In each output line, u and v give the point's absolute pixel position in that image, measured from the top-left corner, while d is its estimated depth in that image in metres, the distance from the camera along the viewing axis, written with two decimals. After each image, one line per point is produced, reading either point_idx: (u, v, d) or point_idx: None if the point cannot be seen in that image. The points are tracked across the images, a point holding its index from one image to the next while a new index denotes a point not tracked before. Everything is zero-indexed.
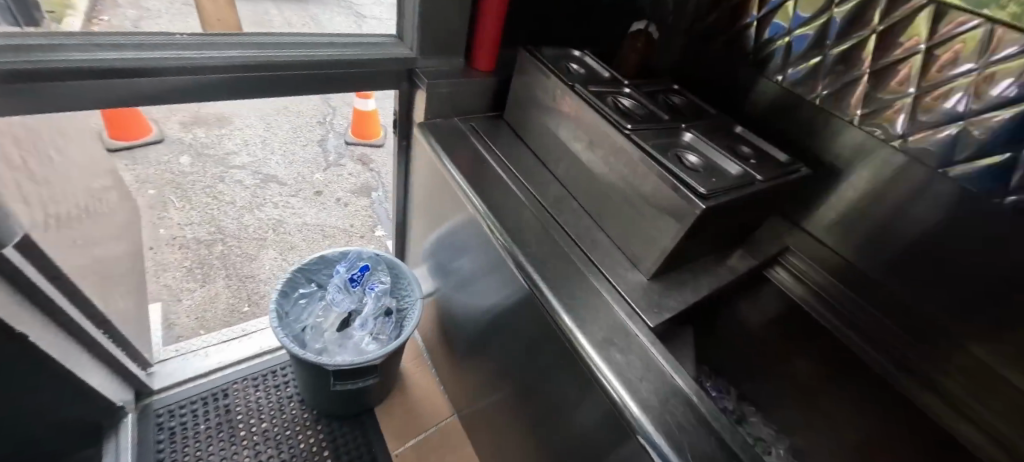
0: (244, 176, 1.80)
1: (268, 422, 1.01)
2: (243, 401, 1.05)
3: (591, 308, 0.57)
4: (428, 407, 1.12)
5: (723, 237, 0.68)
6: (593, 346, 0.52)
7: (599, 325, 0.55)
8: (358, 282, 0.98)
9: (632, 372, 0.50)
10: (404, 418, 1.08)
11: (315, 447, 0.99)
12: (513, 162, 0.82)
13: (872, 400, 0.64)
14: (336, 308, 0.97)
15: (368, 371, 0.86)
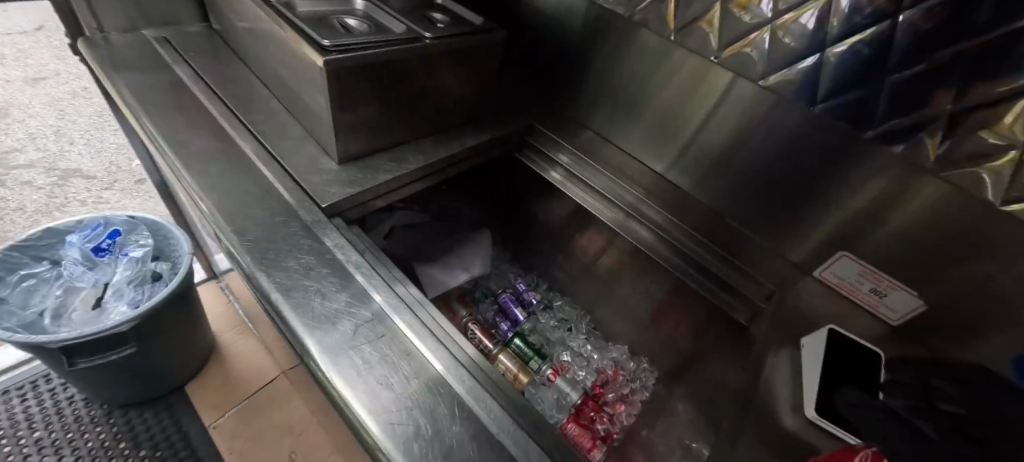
0: (35, 174, 1.42)
1: (42, 431, 0.83)
2: (3, 416, 0.84)
3: (341, 302, 0.43)
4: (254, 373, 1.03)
5: (433, 114, 0.67)
6: (326, 356, 0.38)
7: (348, 324, 0.41)
8: (107, 251, 0.80)
9: (382, 384, 0.37)
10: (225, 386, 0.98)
11: (110, 441, 0.84)
12: (216, 72, 0.69)
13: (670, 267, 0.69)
14: (83, 284, 0.78)
15: (123, 338, 0.72)
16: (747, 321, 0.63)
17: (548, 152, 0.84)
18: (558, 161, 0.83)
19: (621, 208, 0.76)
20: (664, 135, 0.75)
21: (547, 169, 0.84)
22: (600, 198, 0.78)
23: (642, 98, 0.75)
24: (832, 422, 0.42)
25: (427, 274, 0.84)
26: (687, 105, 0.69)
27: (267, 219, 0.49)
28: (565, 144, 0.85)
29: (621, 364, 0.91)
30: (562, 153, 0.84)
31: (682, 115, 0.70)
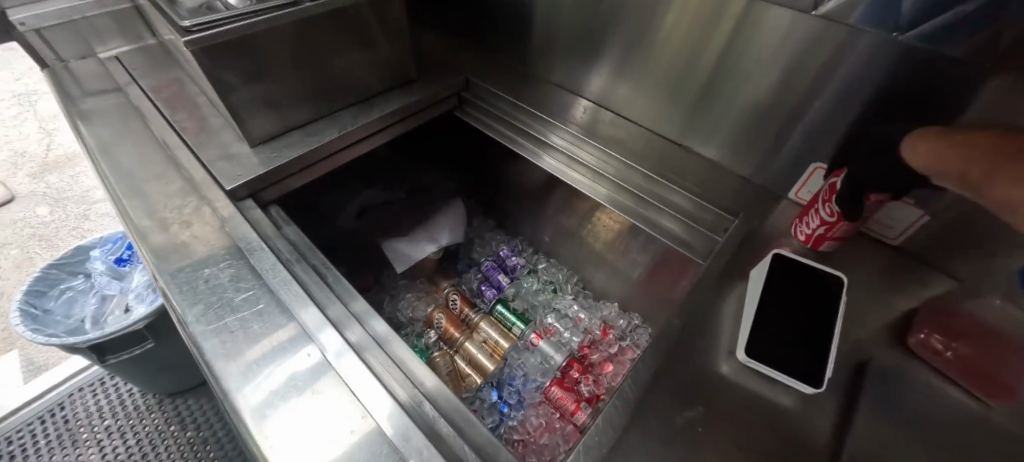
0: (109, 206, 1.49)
1: (110, 420, 0.96)
2: (80, 408, 0.97)
3: (258, 323, 0.42)
4: None
5: (348, 83, 0.65)
6: (243, 394, 0.37)
7: (271, 354, 0.40)
8: (128, 260, 0.90)
9: (293, 428, 0.35)
10: None
11: (164, 425, 0.97)
12: (155, 76, 0.72)
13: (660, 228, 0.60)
14: (113, 292, 0.87)
15: (141, 336, 0.79)
16: (702, 257, 0.56)
17: (539, 135, 0.74)
18: (552, 144, 0.72)
19: (629, 191, 0.65)
20: (675, 96, 0.63)
21: (531, 147, 0.74)
22: (597, 178, 0.67)
23: (646, 52, 0.62)
24: (762, 363, 0.38)
25: (392, 248, 0.81)
26: (695, 46, 0.56)
27: (192, 239, 0.49)
28: (557, 123, 0.74)
29: (611, 322, 0.79)
30: (557, 135, 0.74)
31: (693, 69, 0.58)
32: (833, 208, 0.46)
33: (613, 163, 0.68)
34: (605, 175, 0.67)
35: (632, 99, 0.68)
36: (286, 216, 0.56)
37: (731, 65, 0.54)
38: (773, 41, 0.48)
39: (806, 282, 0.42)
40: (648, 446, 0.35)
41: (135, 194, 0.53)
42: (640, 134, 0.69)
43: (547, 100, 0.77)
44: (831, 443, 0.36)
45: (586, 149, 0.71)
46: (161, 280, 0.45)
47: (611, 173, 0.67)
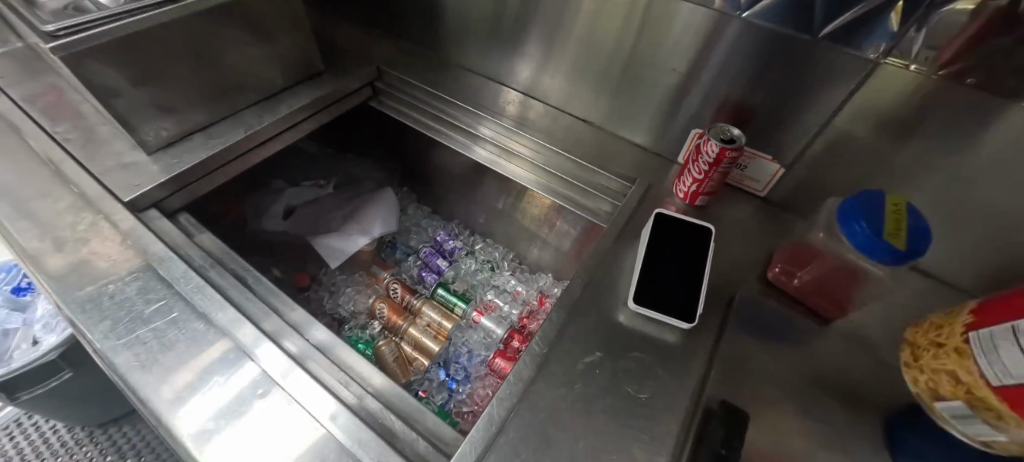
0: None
1: (36, 461, 0.90)
2: None
3: (175, 332, 0.43)
4: None
5: (252, 81, 0.63)
6: (163, 401, 0.38)
7: (191, 361, 0.41)
8: (29, 289, 0.82)
9: (229, 430, 0.37)
10: None
11: (101, 456, 0.91)
12: None
13: (573, 201, 0.68)
14: (15, 327, 0.77)
15: (57, 367, 0.73)
16: (604, 221, 0.65)
17: (468, 128, 0.76)
18: (479, 133, 0.75)
19: (553, 174, 0.70)
20: (585, 82, 0.68)
21: (466, 142, 0.76)
22: (524, 164, 0.72)
23: (556, 43, 0.66)
24: (648, 308, 0.44)
25: (323, 245, 0.80)
26: (595, 27, 0.60)
27: (87, 255, 0.47)
28: (485, 114, 0.77)
29: (547, 292, 0.86)
30: (483, 125, 0.76)
31: (593, 49, 0.63)
32: (701, 168, 0.53)
33: (539, 149, 0.72)
34: (534, 162, 0.72)
35: (553, 86, 0.72)
36: (199, 224, 0.55)
37: (632, 54, 0.60)
38: (658, 29, 0.55)
39: (683, 234, 0.50)
40: (553, 390, 0.42)
41: (21, 217, 0.49)
42: (561, 120, 0.74)
43: (470, 87, 0.79)
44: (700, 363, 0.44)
45: (518, 138, 0.74)
46: (65, 310, 0.43)
47: (538, 159, 0.71)
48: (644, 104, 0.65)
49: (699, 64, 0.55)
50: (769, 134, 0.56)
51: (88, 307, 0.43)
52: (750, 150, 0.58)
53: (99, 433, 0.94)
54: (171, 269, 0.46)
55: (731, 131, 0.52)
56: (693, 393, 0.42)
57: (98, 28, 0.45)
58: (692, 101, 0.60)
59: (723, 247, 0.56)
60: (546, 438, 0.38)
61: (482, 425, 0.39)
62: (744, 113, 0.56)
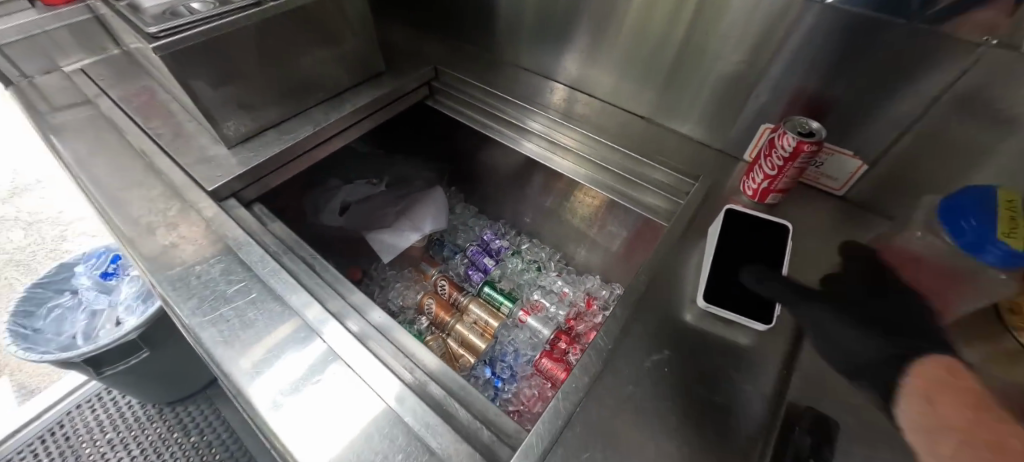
0: (87, 225, 1.39)
1: (112, 432, 0.97)
2: (80, 424, 0.98)
3: (253, 311, 0.45)
4: None
5: (321, 81, 0.67)
6: (244, 375, 0.40)
7: (268, 338, 0.43)
8: (114, 273, 0.89)
9: (302, 404, 0.39)
10: None
11: (167, 433, 0.98)
12: (124, 86, 0.71)
13: (625, 195, 0.66)
14: (101, 307, 0.86)
15: (136, 346, 0.80)
16: (663, 219, 0.63)
17: (518, 122, 0.76)
18: (529, 130, 0.75)
19: (606, 168, 0.68)
20: (641, 74, 0.67)
21: (514, 136, 0.76)
22: (576, 158, 0.70)
23: (607, 36, 0.67)
24: (720, 308, 0.43)
25: (378, 240, 0.83)
26: (655, 22, 0.60)
27: (174, 237, 0.51)
28: (535, 108, 0.76)
29: (594, 294, 0.85)
30: (532, 119, 0.76)
31: (651, 43, 0.62)
32: (774, 163, 0.50)
33: (592, 142, 0.71)
34: (587, 156, 0.70)
35: (605, 81, 0.73)
36: (270, 214, 0.58)
37: (688, 46, 0.59)
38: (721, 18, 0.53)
39: (753, 232, 0.48)
40: (620, 387, 0.40)
41: (122, 203, 0.54)
42: (615, 114, 0.74)
43: (523, 85, 0.80)
44: (777, 367, 0.42)
45: (570, 131, 0.73)
46: (158, 286, 0.46)
47: (591, 152, 0.70)
48: (706, 100, 0.63)
49: (769, 56, 0.53)
50: (851, 128, 0.52)
51: (177, 285, 0.46)
52: (827, 146, 0.55)
53: (167, 411, 1.01)
54: (250, 253, 0.49)
55: (810, 123, 0.49)
56: (771, 398, 0.39)
57: (193, 31, 0.49)
58: (762, 94, 0.57)
59: (797, 248, 0.53)
60: (615, 435, 0.37)
61: (548, 419, 0.38)
62: (820, 106, 0.53)
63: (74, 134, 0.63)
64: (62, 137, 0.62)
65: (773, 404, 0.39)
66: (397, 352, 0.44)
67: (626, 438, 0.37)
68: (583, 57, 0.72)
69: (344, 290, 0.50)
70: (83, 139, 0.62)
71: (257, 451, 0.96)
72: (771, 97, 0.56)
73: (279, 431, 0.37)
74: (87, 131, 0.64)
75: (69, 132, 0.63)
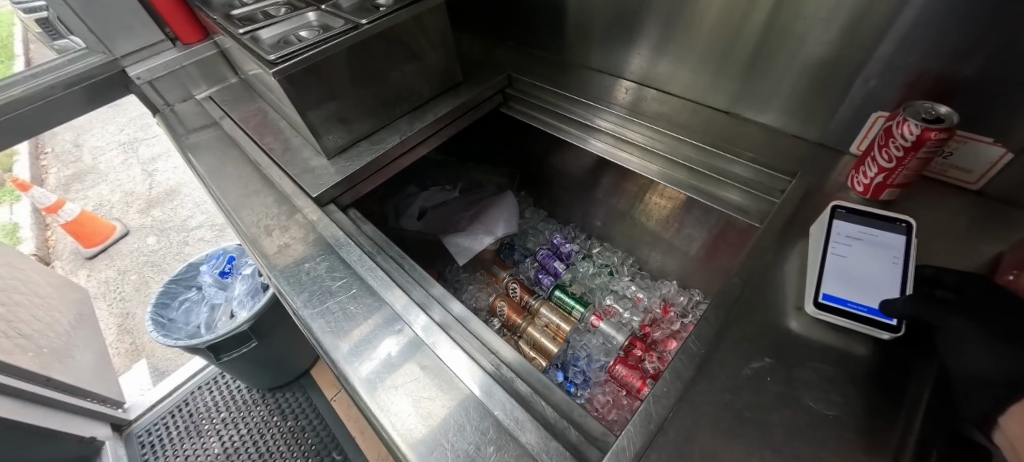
0: (205, 232, 1.62)
1: (226, 411, 1.12)
2: (202, 403, 1.14)
3: (354, 305, 0.49)
4: None
5: (403, 96, 0.71)
6: (349, 361, 0.44)
7: (367, 329, 0.47)
8: (230, 272, 1.00)
9: (395, 389, 0.42)
10: None
11: (268, 416, 1.10)
12: (240, 107, 0.81)
13: (701, 192, 0.62)
14: (220, 301, 0.99)
15: (247, 336, 0.90)
16: (757, 221, 0.57)
17: (583, 119, 0.75)
18: (599, 127, 0.73)
19: (681, 165, 0.64)
20: (721, 67, 0.63)
21: (585, 136, 0.75)
22: (649, 156, 0.67)
23: (689, 31, 0.63)
24: (832, 314, 0.39)
25: (454, 243, 0.88)
26: (744, 9, 0.55)
27: (285, 240, 0.58)
28: (601, 106, 0.75)
29: (671, 300, 0.81)
30: (602, 117, 0.74)
31: (736, 33, 0.58)
32: (892, 154, 0.43)
33: (665, 136, 0.67)
34: (663, 153, 0.66)
35: (681, 78, 0.69)
36: (362, 217, 0.63)
37: (789, 29, 0.53)
38: None
39: (870, 229, 0.42)
40: (716, 394, 0.37)
41: (243, 208, 0.62)
42: (693, 110, 0.69)
43: (591, 85, 0.79)
44: (907, 382, 0.35)
45: (640, 126, 0.70)
46: (276, 282, 0.53)
47: (663, 146, 0.67)
48: (807, 88, 0.56)
49: (882, 38, 0.47)
50: (996, 113, 0.44)
51: (288, 281, 0.52)
52: (958, 134, 0.47)
53: (267, 397, 1.13)
54: (350, 254, 0.54)
55: (939, 108, 0.42)
56: (900, 415, 0.34)
57: (306, 55, 0.55)
58: (873, 79, 0.50)
59: (926, 250, 0.45)
60: (710, 446, 0.34)
61: (638, 421, 0.36)
62: (952, 91, 0.46)
63: (204, 149, 0.74)
64: (192, 152, 0.73)
65: (904, 423, 0.33)
66: (483, 346, 0.45)
67: (723, 448, 0.34)
68: (658, 54, 0.69)
69: (432, 289, 0.52)
70: (212, 153, 0.72)
71: (342, 439, 1.04)
72: (887, 80, 0.49)
73: (379, 413, 0.40)
74: (214, 146, 0.74)
75: (196, 148, 0.74)
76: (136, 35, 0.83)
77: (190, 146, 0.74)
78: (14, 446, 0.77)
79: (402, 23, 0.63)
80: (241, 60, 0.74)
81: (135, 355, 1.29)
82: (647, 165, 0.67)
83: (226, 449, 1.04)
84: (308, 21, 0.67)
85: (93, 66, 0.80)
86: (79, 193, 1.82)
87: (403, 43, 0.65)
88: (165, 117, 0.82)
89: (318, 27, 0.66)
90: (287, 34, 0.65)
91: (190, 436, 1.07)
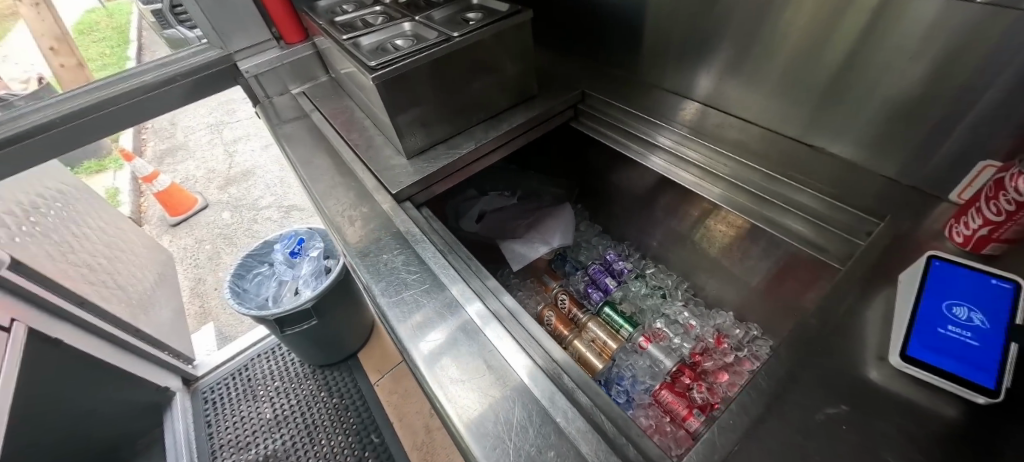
0: (272, 212, 1.75)
1: (279, 381, 1.20)
2: (259, 370, 1.23)
3: (426, 299, 0.53)
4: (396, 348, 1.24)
5: (480, 105, 0.75)
6: (421, 351, 0.47)
7: (438, 322, 0.50)
8: (298, 253, 1.08)
9: (463, 382, 0.44)
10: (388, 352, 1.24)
11: (315, 391, 1.17)
12: (329, 104, 0.87)
13: (764, 218, 0.61)
14: (288, 278, 1.07)
15: (309, 314, 0.97)
16: (837, 261, 0.54)
17: (646, 136, 0.77)
18: (661, 145, 0.74)
19: (744, 189, 0.64)
20: (795, 94, 0.61)
21: (647, 153, 0.76)
22: (714, 178, 0.67)
23: (765, 59, 0.62)
24: (919, 369, 0.37)
25: (511, 249, 0.90)
26: (828, 43, 0.53)
27: (367, 230, 0.62)
28: (665, 124, 0.76)
29: (726, 332, 0.79)
30: (665, 135, 0.75)
31: (815, 63, 0.56)
32: (1001, 206, 0.40)
33: (730, 158, 0.67)
34: (727, 176, 0.66)
35: (750, 104, 0.68)
36: (434, 216, 0.67)
37: (871, 62, 0.51)
38: (928, 36, 0.44)
39: (973, 286, 0.40)
40: (785, 435, 0.36)
41: (329, 198, 0.68)
42: (760, 136, 0.67)
43: (661, 105, 0.79)
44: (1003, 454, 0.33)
45: (703, 146, 0.71)
46: (358, 269, 0.58)
47: (728, 168, 0.67)
48: (891, 127, 0.53)
49: None
50: None
51: (369, 269, 0.57)
52: None
53: (317, 374, 1.21)
54: (424, 251, 0.58)
55: None
56: None
57: (405, 63, 0.60)
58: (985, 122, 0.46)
59: None
60: None
61: (700, 450, 0.36)
62: None
63: (295, 140, 0.81)
64: (286, 141, 0.80)
65: None
66: (546, 354, 0.46)
67: None
68: (727, 77, 0.69)
69: (498, 292, 0.54)
70: (303, 143, 0.80)
71: (382, 422, 1.08)
72: None
73: (448, 402, 0.43)
74: (303, 137, 0.81)
75: (290, 138, 0.81)
76: (249, 34, 0.93)
77: (284, 136, 0.82)
78: (83, 378, 0.89)
79: (490, 39, 0.67)
80: (337, 62, 0.81)
81: (203, 318, 1.42)
82: (708, 184, 0.67)
83: (278, 417, 1.12)
84: (402, 31, 0.72)
85: (211, 59, 0.91)
86: (170, 167, 2.04)
87: (487, 55, 0.69)
88: (266, 108, 0.91)
89: (412, 36, 0.71)
90: (384, 40, 0.70)
91: (247, 399, 1.16)
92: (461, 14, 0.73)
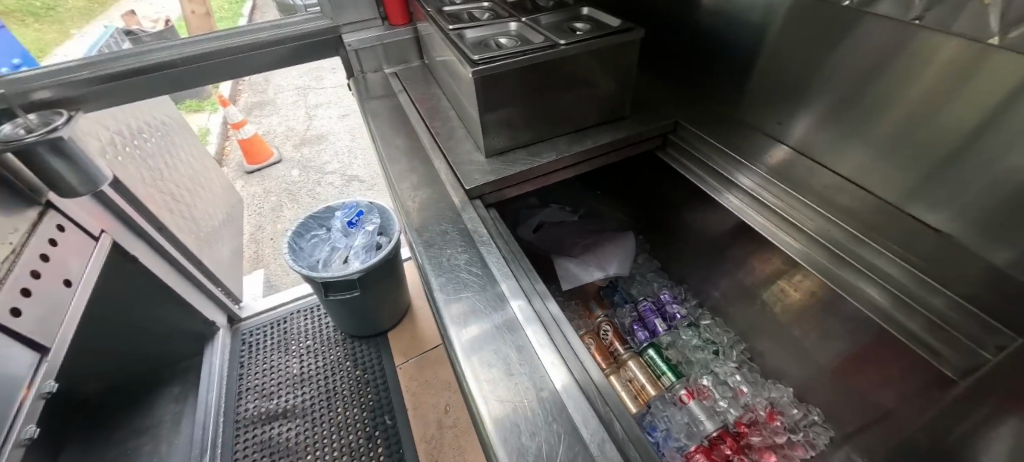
0: (336, 179, 1.84)
1: (312, 341, 1.25)
2: (296, 326, 1.28)
3: (482, 303, 0.50)
4: (424, 336, 1.25)
5: (568, 117, 0.73)
6: (467, 355, 0.44)
7: (490, 329, 0.46)
8: (356, 224, 1.12)
9: (508, 398, 0.39)
10: (416, 338, 1.25)
11: (342, 359, 1.20)
12: (417, 88, 0.89)
13: (842, 286, 0.52)
14: (341, 246, 1.11)
15: (353, 284, 0.99)
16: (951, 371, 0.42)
17: (726, 173, 0.70)
18: (740, 184, 0.68)
19: (829, 249, 0.56)
20: (905, 157, 0.53)
21: (721, 191, 0.70)
22: (796, 231, 0.60)
23: (874, 110, 0.55)
24: None
25: (563, 267, 0.86)
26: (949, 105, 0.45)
27: (437, 221, 0.62)
28: (748, 165, 0.70)
29: (780, 408, 0.70)
30: (745, 175, 0.69)
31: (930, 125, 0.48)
32: None
33: (811, 212, 0.61)
34: (807, 229, 0.59)
35: (851, 157, 0.60)
36: (500, 220, 0.65)
37: (990, 134, 0.42)
38: None
39: None
40: None
41: (402, 180, 0.69)
42: (857, 197, 0.59)
43: (752, 147, 0.72)
44: None
45: (784, 195, 0.64)
46: (420, 258, 0.57)
47: (811, 222, 0.59)
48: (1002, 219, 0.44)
49: None
50: None
51: (430, 260, 0.56)
52: None
53: (347, 343, 1.24)
54: (489, 254, 0.56)
55: None
56: None
57: (506, 62, 0.60)
58: None
59: None
60: None
61: None
62: None
63: (379, 117, 0.83)
64: (372, 117, 0.83)
65: None
66: (600, 393, 0.40)
67: None
68: (826, 124, 0.62)
69: (555, 312, 0.49)
70: (386, 121, 0.82)
71: (397, 406, 1.09)
72: None
73: (489, 417, 0.38)
74: (386, 116, 0.83)
75: (376, 115, 0.84)
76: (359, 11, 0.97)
77: (370, 112, 0.85)
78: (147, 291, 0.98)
79: (594, 51, 0.64)
80: (436, 51, 0.83)
81: (256, 264, 1.51)
82: (782, 235, 0.61)
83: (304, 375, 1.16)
84: (507, 30, 0.72)
85: (321, 28, 0.96)
86: (257, 119, 2.21)
87: (588, 67, 0.66)
88: (359, 83, 0.94)
89: (516, 36, 0.70)
90: (487, 36, 0.70)
91: (280, 350, 1.22)
92: (568, 22, 0.71)
